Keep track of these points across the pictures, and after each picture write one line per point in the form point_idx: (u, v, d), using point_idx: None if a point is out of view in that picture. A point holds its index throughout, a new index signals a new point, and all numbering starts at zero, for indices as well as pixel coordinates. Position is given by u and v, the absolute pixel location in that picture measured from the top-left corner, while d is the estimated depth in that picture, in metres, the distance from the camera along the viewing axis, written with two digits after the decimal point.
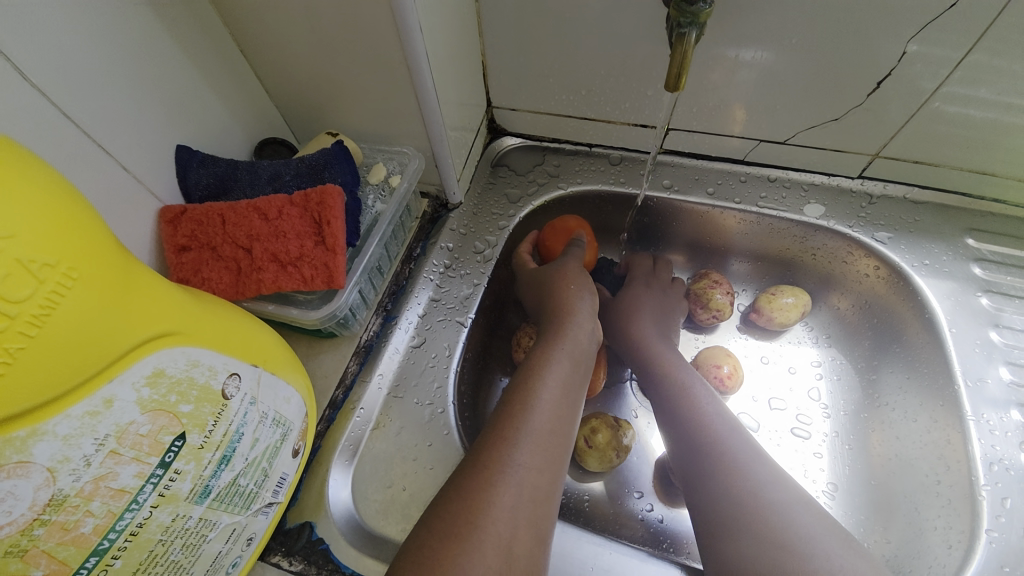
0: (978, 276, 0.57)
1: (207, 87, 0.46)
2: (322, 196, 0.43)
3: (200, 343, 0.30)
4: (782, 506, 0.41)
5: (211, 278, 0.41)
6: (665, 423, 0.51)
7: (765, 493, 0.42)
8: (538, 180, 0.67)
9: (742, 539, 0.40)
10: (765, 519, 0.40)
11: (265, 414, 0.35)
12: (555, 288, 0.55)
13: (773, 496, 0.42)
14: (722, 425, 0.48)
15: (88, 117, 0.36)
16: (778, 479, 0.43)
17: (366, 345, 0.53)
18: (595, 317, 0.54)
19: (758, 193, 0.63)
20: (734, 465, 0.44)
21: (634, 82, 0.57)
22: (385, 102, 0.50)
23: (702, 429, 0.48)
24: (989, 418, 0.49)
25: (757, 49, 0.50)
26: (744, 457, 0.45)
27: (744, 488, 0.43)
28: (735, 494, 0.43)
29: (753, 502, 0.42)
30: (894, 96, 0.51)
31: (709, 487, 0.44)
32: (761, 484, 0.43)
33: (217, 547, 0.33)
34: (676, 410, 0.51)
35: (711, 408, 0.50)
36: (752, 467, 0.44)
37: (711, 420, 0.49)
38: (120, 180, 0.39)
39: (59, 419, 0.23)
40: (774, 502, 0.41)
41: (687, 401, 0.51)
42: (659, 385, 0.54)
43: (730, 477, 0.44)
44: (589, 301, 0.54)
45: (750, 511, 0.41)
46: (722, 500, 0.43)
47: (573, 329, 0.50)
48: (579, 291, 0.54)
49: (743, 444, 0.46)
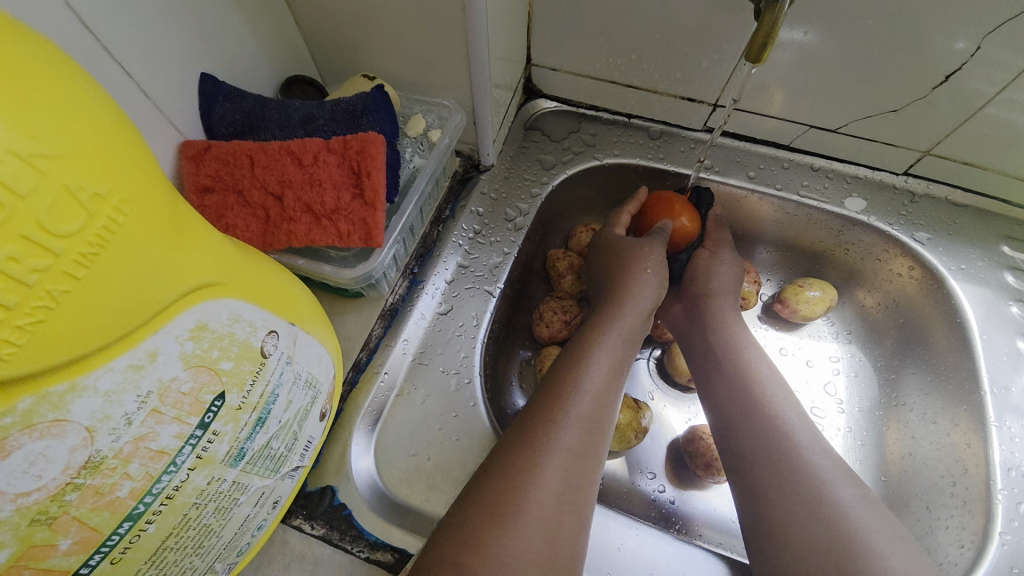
0: (1011, 284, 0.56)
1: (235, 10, 0.41)
2: (363, 145, 0.40)
3: (241, 295, 0.28)
4: (851, 505, 0.40)
5: (237, 225, 0.38)
6: (717, 400, 0.49)
7: (835, 490, 0.41)
8: (573, 148, 0.64)
9: (801, 529, 0.39)
10: (834, 514, 0.39)
11: (299, 375, 0.33)
12: (620, 270, 0.51)
13: (843, 494, 0.40)
14: (799, 421, 0.46)
15: (107, 29, 0.32)
16: (846, 476, 0.42)
17: (391, 309, 0.51)
18: (652, 310, 0.51)
19: (800, 181, 0.61)
20: (793, 453, 0.43)
21: (690, 52, 0.53)
22: (429, 46, 0.46)
23: (755, 414, 0.46)
24: (1011, 425, 0.50)
25: (818, 29, 0.47)
26: (803, 447, 0.44)
27: (816, 482, 0.41)
28: (800, 480, 0.41)
29: (828, 497, 0.40)
30: (960, 96, 0.49)
31: (768, 469, 0.43)
32: (829, 479, 0.41)
33: (246, 511, 0.32)
34: (734, 395, 0.48)
35: (776, 394, 0.47)
36: (817, 463, 0.42)
37: (772, 406, 0.46)
38: (140, 108, 0.35)
39: (101, 373, 0.21)
40: (843, 500, 0.40)
41: (744, 385, 0.48)
42: (711, 364, 0.51)
43: (788, 464, 0.42)
44: (654, 289, 0.50)
45: (817, 504, 0.40)
46: (786, 486, 0.41)
47: (631, 312, 0.48)
48: (647, 279, 0.50)
49: (805, 434, 0.45)
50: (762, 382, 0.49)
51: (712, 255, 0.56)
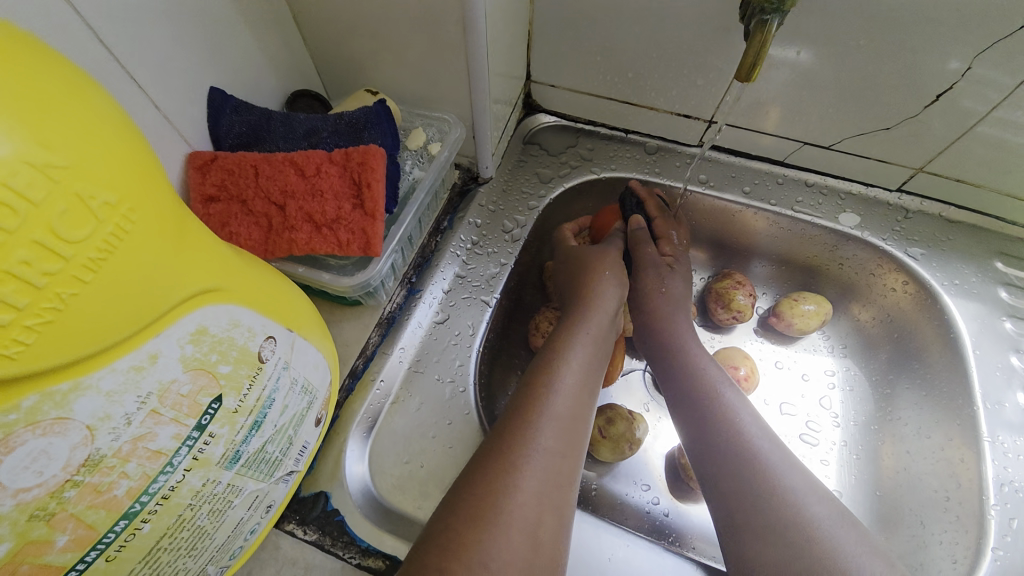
0: (1005, 300, 0.57)
1: (245, 27, 0.43)
2: (365, 157, 0.41)
3: (242, 301, 0.28)
4: (822, 521, 0.40)
5: (240, 232, 0.39)
6: (684, 416, 0.50)
7: (805, 506, 0.41)
8: (571, 162, 0.65)
9: (774, 545, 0.39)
10: (805, 530, 0.39)
11: (296, 380, 0.34)
12: (584, 275, 0.53)
13: (814, 510, 0.41)
14: (763, 435, 0.46)
15: (122, 45, 0.33)
16: (816, 491, 0.43)
17: (389, 317, 0.51)
18: (618, 312, 0.52)
19: (794, 197, 0.62)
20: (765, 472, 0.43)
21: (686, 71, 0.55)
22: (431, 63, 0.47)
23: (726, 435, 0.46)
24: (1004, 440, 0.50)
25: (816, 49, 0.48)
26: (775, 466, 0.44)
27: (785, 497, 0.42)
28: (771, 500, 0.42)
29: (797, 513, 0.41)
30: (949, 115, 0.50)
31: (736, 486, 0.43)
32: (800, 496, 0.42)
33: (240, 514, 0.32)
34: (698, 410, 0.49)
35: (740, 410, 0.48)
36: (787, 478, 0.43)
37: (741, 425, 0.47)
38: (151, 120, 0.36)
39: (104, 373, 0.21)
40: (813, 516, 0.40)
41: (709, 400, 0.49)
42: (680, 383, 0.52)
43: (760, 484, 0.43)
44: (615, 292, 0.52)
45: (789, 522, 0.40)
46: (755, 503, 0.42)
47: (598, 317, 0.50)
48: (602, 284, 0.52)
49: (774, 453, 0.45)
50: (730, 400, 0.49)
51: (635, 281, 0.58)
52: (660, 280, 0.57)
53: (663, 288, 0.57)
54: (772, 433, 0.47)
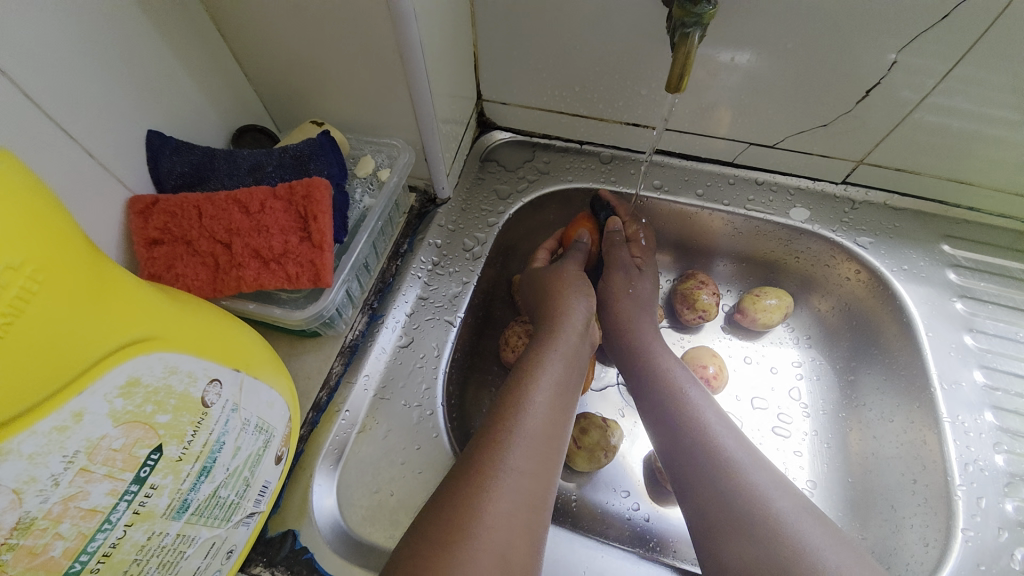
0: (953, 281, 0.59)
1: (181, 68, 0.43)
2: (309, 189, 0.41)
3: (179, 348, 0.28)
4: (788, 518, 0.41)
5: (186, 274, 0.39)
6: (654, 422, 0.50)
7: (771, 502, 0.42)
8: (528, 176, 0.66)
9: (755, 542, 0.39)
10: (772, 528, 0.40)
11: (248, 421, 0.33)
12: (557, 293, 0.53)
13: (781, 506, 0.41)
14: (728, 434, 0.47)
15: (47, 95, 0.33)
16: (778, 487, 0.43)
17: (351, 345, 0.51)
18: (591, 321, 0.53)
19: (746, 196, 0.64)
20: (733, 471, 0.44)
21: (628, 81, 0.56)
22: (375, 90, 0.48)
23: (694, 436, 0.47)
24: (964, 420, 0.52)
25: (755, 53, 0.50)
26: (739, 463, 0.44)
27: (752, 497, 0.42)
28: (735, 499, 0.42)
29: (763, 509, 0.41)
30: (880, 106, 0.52)
31: (707, 489, 0.43)
32: (764, 492, 0.42)
33: (195, 563, 0.31)
34: (669, 412, 0.49)
35: (705, 410, 0.49)
36: (751, 475, 0.44)
37: (704, 426, 0.47)
38: (86, 168, 0.36)
39: (25, 437, 0.21)
40: (780, 512, 0.41)
41: (678, 403, 0.50)
42: (648, 386, 0.52)
43: (730, 482, 0.43)
44: (585, 304, 0.54)
45: (753, 523, 0.40)
46: (728, 500, 0.42)
47: (569, 332, 0.50)
48: (577, 300, 0.53)
49: (739, 450, 0.46)
50: (693, 402, 0.50)
51: (612, 283, 0.59)
52: (632, 281, 0.59)
53: (636, 288, 0.59)
54: (736, 431, 0.48)
